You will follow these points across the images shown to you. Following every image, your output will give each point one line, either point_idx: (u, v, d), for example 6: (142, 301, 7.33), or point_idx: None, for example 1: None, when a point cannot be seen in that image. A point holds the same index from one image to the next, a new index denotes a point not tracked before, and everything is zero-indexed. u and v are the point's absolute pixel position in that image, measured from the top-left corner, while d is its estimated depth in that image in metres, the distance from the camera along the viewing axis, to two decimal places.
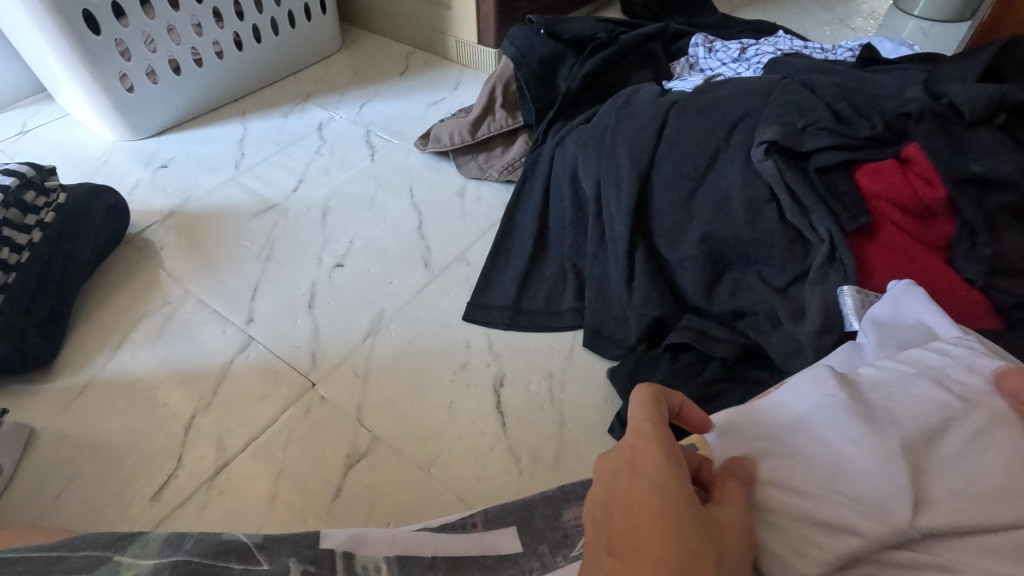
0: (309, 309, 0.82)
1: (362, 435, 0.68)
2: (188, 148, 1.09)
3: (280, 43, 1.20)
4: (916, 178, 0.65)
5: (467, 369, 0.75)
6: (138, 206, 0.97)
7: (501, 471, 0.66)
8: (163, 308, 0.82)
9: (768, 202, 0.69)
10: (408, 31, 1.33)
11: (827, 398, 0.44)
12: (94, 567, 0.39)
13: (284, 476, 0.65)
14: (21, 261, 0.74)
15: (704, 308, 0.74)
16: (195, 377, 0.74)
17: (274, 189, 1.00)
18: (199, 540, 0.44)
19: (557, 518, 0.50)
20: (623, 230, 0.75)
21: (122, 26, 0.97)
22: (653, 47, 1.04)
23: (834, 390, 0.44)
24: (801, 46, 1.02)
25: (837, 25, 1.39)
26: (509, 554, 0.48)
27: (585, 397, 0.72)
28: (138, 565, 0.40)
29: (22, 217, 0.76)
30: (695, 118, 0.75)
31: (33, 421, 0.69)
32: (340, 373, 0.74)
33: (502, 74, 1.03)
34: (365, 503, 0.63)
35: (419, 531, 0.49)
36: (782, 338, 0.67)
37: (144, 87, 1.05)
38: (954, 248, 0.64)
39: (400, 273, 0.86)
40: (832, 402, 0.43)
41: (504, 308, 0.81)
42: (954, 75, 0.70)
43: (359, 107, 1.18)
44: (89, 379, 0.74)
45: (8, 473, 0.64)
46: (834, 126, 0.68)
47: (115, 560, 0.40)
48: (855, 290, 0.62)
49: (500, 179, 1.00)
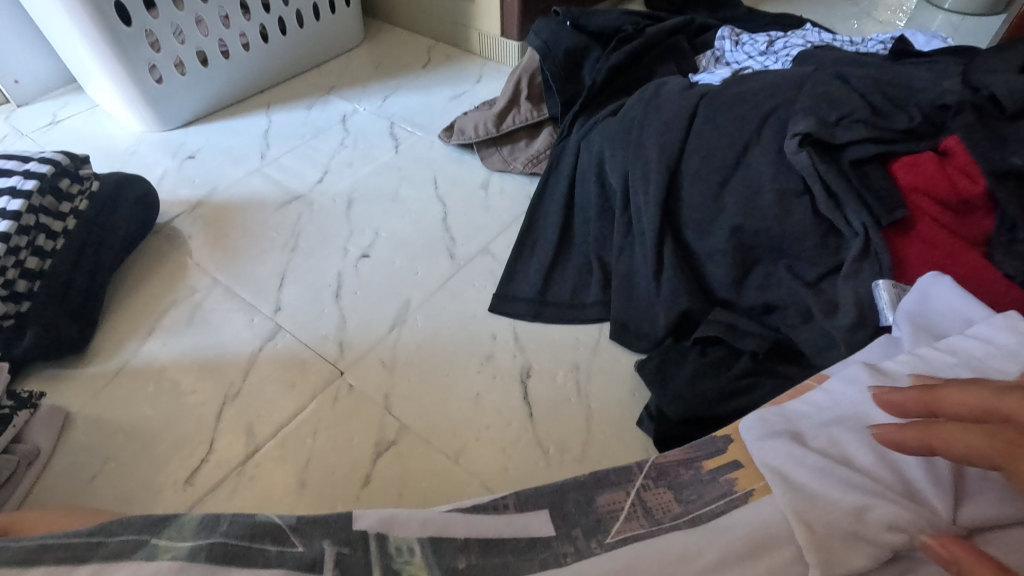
0: (335, 298, 0.82)
1: (389, 424, 0.68)
2: (214, 140, 1.10)
3: (305, 36, 1.21)
4: (954, 171, 0.64)
5: (492, 361, 0.75)
6: (166, 197, 0.98)
7: (529, 462, 0.66)
8: (191, 297, 0.83)
9: (800, 195, 0.68)
10: (431, 25, 1.33)
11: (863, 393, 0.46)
12: (131, 553, 0.39)
13: (313, 463, 0.65)
14: (56, 248, 0.75)
15: (733, 301, 0.74)
16: (224, 365, 0.74)
17: (299, 180, 1.01)
18: (233, 523, 0.44)
19: (588, 503, 0.49)
20: (651, 223, 0.75)
21: (152, 18, 0.98)
22: (679, 40, 1.03)
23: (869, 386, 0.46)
24: (831, 39, 1.00)
25: (865, 18, 1.37)
26: (540, 536, 0.47)
27: (611, 390, 0.72)
28: (173, 549, 0.40)
29: (57, 205, 0.77)
30: (726, 110, 0.74)
31: (68, 405, 0.70)
32: (367, 363, 0.75)
33: (528, 66, 1.02)
34: (393, 492, 0.63)
35: (451, 514, 0.49)
36: (813, 332, 0.67)
37: (172, 78, 1.06)
38: (993, 243, 0.63)
39: (424, 264, 0.86)
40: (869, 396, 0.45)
41: (529, 299, 0.81)
42: (994, 67, 0.69)
43: (382, 100, 1.18)
44: (121, 365, 0.75)
45: (44, 455, 0.65)
46: (869, 119, 0.67)
47: (152, 544, 0.41)
48: (890, 284, 0.62)
49: (523, 172, 1.00)
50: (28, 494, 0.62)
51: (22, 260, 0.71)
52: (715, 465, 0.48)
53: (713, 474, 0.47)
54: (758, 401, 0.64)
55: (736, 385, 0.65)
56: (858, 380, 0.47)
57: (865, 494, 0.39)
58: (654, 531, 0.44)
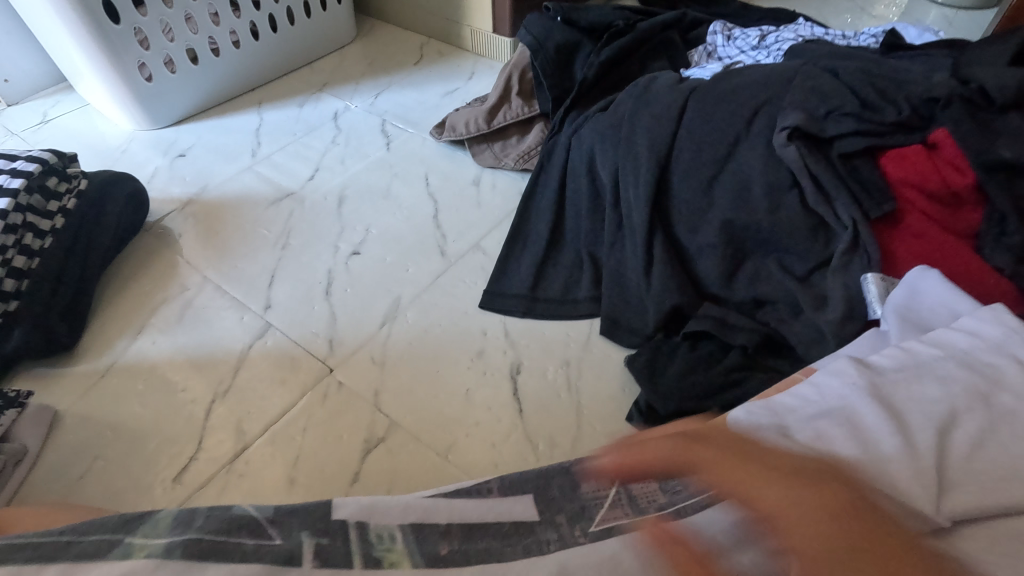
0: (325, 296, 0.82)
1: (380, 421, 0.68)
2: (205, 138, 1.09)
3: (296, 33, 1.21)
4: (943, 163, 0.64)
5: (483, 357, 0.75)
6: (157, 195, 0.98)
7: (519, 458, 0.66)
8: (182, 295, 0.82)
9: (790, 189, 0.68)
10: (423, 21, 1.32)
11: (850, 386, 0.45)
12: (106, 552, 0.39)
13: (302, 460, 0.65)
14: (43, 246, 0.75)
15: (724, 296, 0.73)
16: (213, 363, 0.74)
17: (290, 177, 1.00)
18: (210, 517, 0.44)
19: (573, 489, 0.51)
20: (642, 218, 0.75)
21: (140, 16, 0.98)
22: (670, 35, 1.03)
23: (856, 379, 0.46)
24: (822, 33, 1.00)
25: (858, 13, 1.37)
26: (525, 521, 0.49)
27: (602, 385, 0.72)
28: (149, 547, 0.40)
29: (44, 204, 0.77)
30: (715, 104, 0.74)
31: (57, 404, 0.70)
32: (358, 359, 0.74)
33: (519, 62, 1.02)
34: (382, 488, 0.63)
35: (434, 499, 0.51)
36: (803, 326, 0.67)
37: (162, 76, 1.06)
38: (982, 236, 0.63)
39: (416, 261, 0.86)
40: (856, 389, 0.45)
41: (520, 295, 0.81)
42: (983, 59, 0.69)
43: (375, 97, 1.17)
44: (111, 364, 0.74)
45: (32, 454, 0.64)
46: (859, 112, 0.67)
47: (125, 543, 0.40)
48: (878, 277, 0.62)
49: (515, 168, 0.99)
50: (17, 492, 0.62)
51: (9, 258, 0.71)
52: None
53: None
54: (748, 396, 0.64)
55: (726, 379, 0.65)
56: (845, 374, 0.46)
57: (849, 486, 0.39)
58: (634, 520, 0.45)
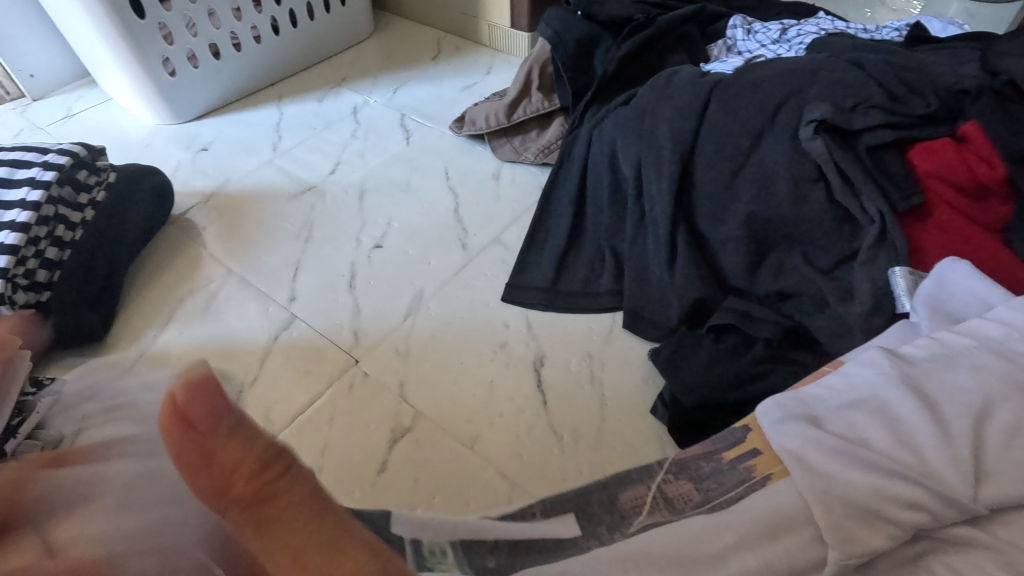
0: (349, 288, 0.83)
1: (405, 411, 0.69)
2: (227, 132, 1.10)
3: (316, 28, 1.21)
4: (972, 156, 0.63)
5: (506, 349, 0.75)
6: (181, 188, 0.99)
7: (543, 449, 0.66)
8: (207, 287, 0.84)
9: (815, 181, 0.67)
10: (440, 16, 1.33)
11: (879, 375, 0.45)
12: None
13: (330, 449, 0.66)
14: (74, 238, 0.76)
15: (747, 290, 0.73)
16: (240, 354, 0.75)
17: (311, 171, 1.01)
18: None
19: (612, 502, 0.50)
20: (665, 211, 0.75)
21: (165, 11, 0.99)
22: (690, 28, 1.02)
23: (885, 368, 0.46)
24: (844, 27, 0.99)
25: (878, 7, 1.36)
26: (567, 537, 0.47)
27: (625, 378, 0.72)
28: None
29: (75, 195, 0.78)
30: (739, 97, 0.74)
31: (89, 393, 0.71)
32: (382, 351, 0.75)
33: (539, 56, 1.02)
34: (409, 478, 0.64)
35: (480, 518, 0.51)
36: (829, 319, 0.66)
37: (185, 71, 1.07)
38: (1011, 229, 0.62)
39: (437, 254, 0.87)
40: (886, 377, 0.45)
41: (541, 288, 0.81)
42: (1012, 52, 0.68)
43: (393, 92, 1.18)
44: (139, 354, 0.76)
45: (67, 441, 0.66)
46: (886, 104, 0.67)
47: None
48: (906, 271, 0.61)
49: (534, 162, 1.00)
50: None
51: (42, 250, 0.72)
52: (734, 454, 0.48)
53: (733, 463, 0.47)
54: (773, 388, 0.64)
55: (753, 373, 0.65)
56: (875, 362, 0.46)
57: (883, 474, 0.40)
58: (674, 517, 0.45)
